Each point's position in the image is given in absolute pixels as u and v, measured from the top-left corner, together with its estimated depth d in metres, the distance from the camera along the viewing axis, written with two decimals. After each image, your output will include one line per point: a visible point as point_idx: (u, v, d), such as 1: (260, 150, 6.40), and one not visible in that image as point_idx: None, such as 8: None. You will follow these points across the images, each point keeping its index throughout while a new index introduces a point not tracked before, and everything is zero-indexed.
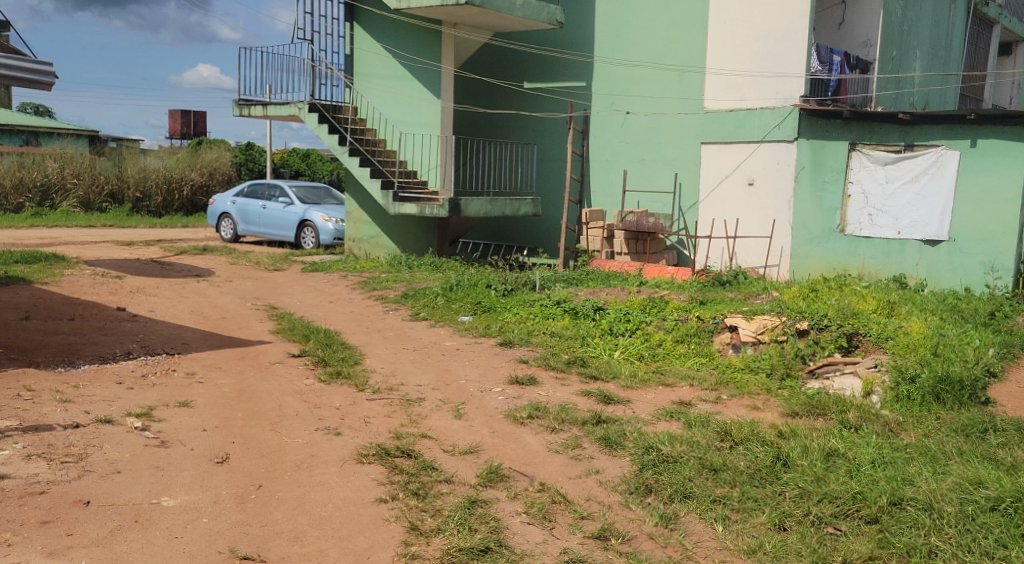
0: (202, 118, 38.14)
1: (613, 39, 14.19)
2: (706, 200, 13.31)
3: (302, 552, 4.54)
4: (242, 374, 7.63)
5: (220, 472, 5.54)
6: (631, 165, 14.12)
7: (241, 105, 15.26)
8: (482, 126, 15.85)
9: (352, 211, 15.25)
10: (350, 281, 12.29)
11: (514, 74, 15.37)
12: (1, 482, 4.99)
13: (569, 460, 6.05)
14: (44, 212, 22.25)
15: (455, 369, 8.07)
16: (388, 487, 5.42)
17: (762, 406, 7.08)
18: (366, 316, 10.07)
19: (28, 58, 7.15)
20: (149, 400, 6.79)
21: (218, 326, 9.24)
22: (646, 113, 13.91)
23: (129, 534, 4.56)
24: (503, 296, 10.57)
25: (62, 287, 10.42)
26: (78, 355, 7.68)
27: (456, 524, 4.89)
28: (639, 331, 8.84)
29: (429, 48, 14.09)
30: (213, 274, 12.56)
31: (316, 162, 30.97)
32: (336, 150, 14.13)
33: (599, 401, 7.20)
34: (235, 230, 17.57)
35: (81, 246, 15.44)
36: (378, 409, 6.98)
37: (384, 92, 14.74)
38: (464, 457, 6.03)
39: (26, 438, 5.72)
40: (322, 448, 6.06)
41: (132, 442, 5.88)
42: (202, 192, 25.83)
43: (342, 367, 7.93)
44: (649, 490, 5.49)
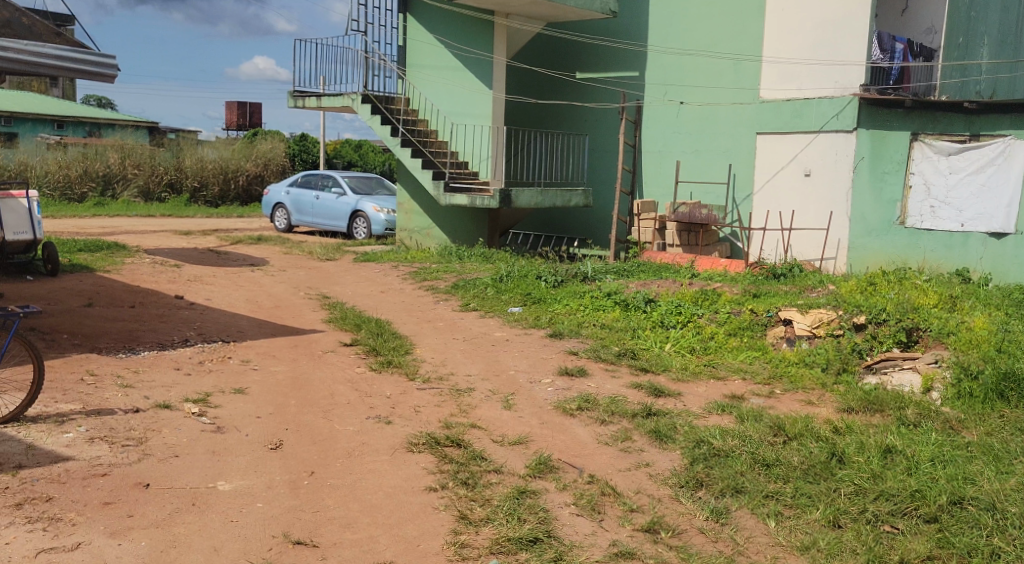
0: (257, 110, 38.79)
1: (666, 29, 14.03)
2: (761, 192, 13.10)
3: (353, 538, 4.59)
4: (295, 362, 7.76)
5: (274, 458, 5.64)
6: (684, 156, 13.96)
7: (296, 97, 15.44)
8: (534, 117, 15.84)
9: (404, 202, 15.34)
10: (401, 271, 12.38)
11: (566, 65, 15.31)
12: (66, 464, 5.15)
13: (619, 452, 6.03)
14: (106, 202, 22.84)
15: (504, 360, 8.08)
16: (438, 476, 5.46)
17: (817, 401, 6.97)
18: (417, 306, 10.15)
19: (91, 50, 7.29)
20: (206, 386, 6.95)
21: (273, 314, 9.39)
22: (699, 104, 13.72)
23: (186, 517, 4.66)
24: (553, 287, 10.55)
25: (123, 275, 10.69)
26: (138, 341, 7.88)
27: (505, 514, 4.90)
28: (691, 323, 8.76)
29: (482, 38, 14.11)
30: (267, 263, 12.77)
31: (368, 153, 31.36)
32: (388, 141, 14.23)
33: (649, 394, 7.14)
34: (290, 221, 17.83)
35: (141, 235, 15.83)
36: (429, 398, 7.03)
37: (436, 83, 14.84)
38: (514, 448, 6.04)
39: (89, 421, 5.89)
40: (373, 436, 6.12)
41: (189, 427, 6.02)
42: (257, 181, 26.20)
43: (392, 356, 8.00)
44: (699, 484, 5.44)
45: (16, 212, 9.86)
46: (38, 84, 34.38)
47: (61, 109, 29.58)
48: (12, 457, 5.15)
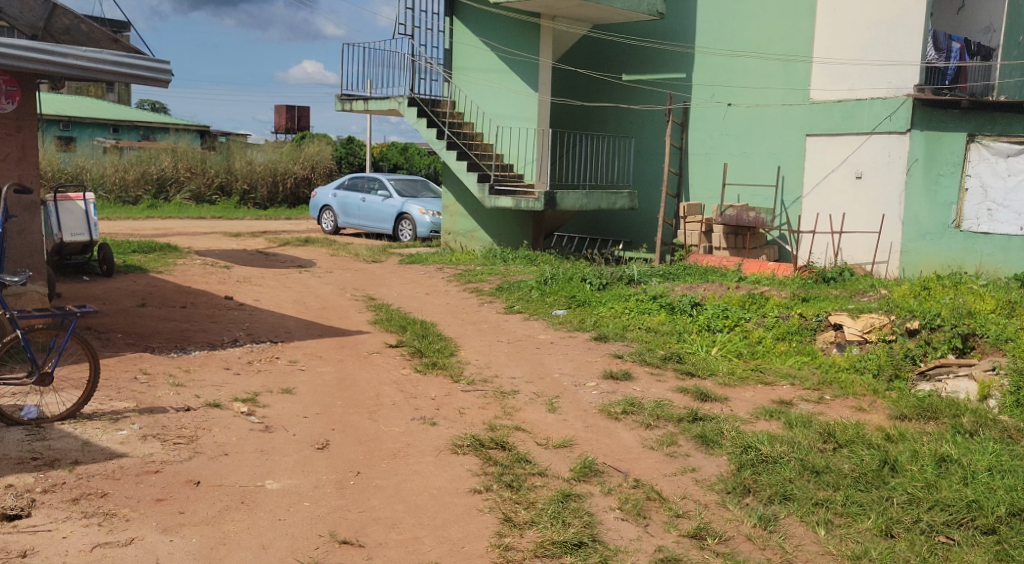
0: (306, 113, 39.36)
1: (714, 29, 13.90)
2: (810, 195, 12.91)
3: (398, 539, 4.62)
4: (342, 362, 7.85)
5: (321, 457, 5.70)
6: (731, 158, 13.81)
7: (343, 100, 15.61)
8: (579, 119, 15.81)
9: (449, 204, 15.42)
10: (446, 273, 12.45)
11: (612, 67, 15.24)
12: (121, 460, 5.27)
13: (665, 456, 5.98)
14: (159, 204, 23.37)
15: (549, 362, 8.08)
16: (482, 478, 5.47)
17: (868, 408, 6.83)
18: (462, 308, 10.19)
19: (146, 56, 7.41)
20: (255, 385, 7.06)
21: (319, 315, 9.51)
22: (748, 105, 13.57)
23: (236, 514, 4.74)
24: (598, 290, 10.51)
25: (175, 275, 10.91)
26: (189, 341, 8.03)
27: (549, 517, 4.89)
28: (738, 327, 8.67)
29: (528, 40, 14.13)
30: (314, 265, 12.94)
31: (414, 156, 31.50)
32: (434, 143, 14.31)
33: (695, 398, 7.07)
34: (336, 223, 18.04)
35: (192, 236, 16.15)
36: (473, 400, 7.05)
37: (482, 86, 14.90)
38: (559, 451, 6.03)
39: (142, 419, 6.02)
40: (418, 437, 6.16)
41: (239, 426, 6.11)
42: (305, 184, 26.50)
43: (437, 358, 8.04)
44: (747, 490, 5.38)
45: (74, 214, 10.11)
46: (95, 88, 35.30)
47: (116, 113, 30.34)
48: (68, 453, 5.28)
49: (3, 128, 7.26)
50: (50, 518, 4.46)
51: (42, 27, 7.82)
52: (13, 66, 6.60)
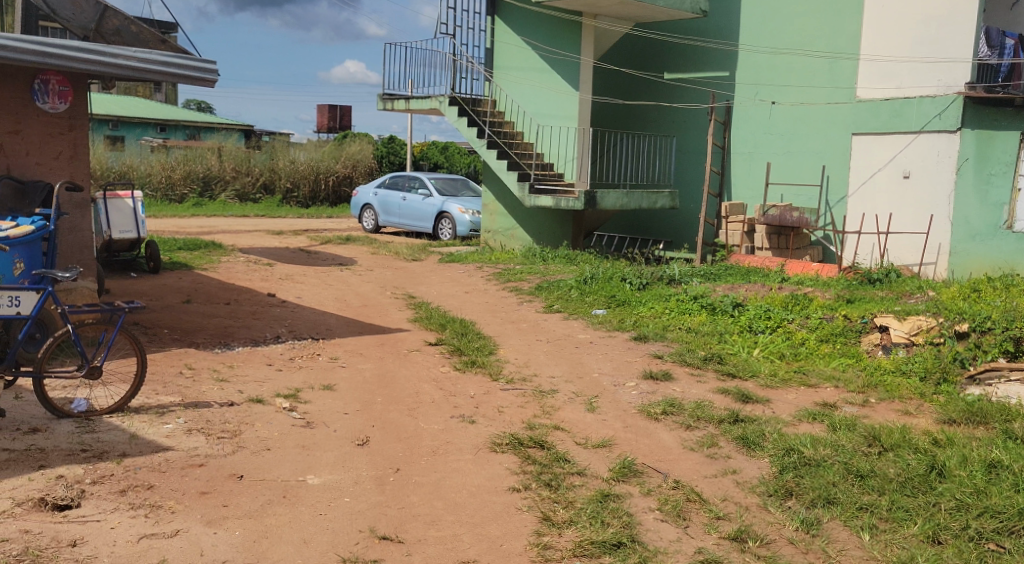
0: (348, 113, 39.72)
1: (757, 27, 13.76)
2: (856, 195, 12.72)
3: (437, 535, 4.64)
4: (381, 360, 7.90)
5: (360, 454, 5.74)
6: (775, 158, 13.65)
7: (385, 100, 15.70)
8: (619, 118, 15.77)
9: (489, 203, 15.46)
10: (485, 272, 12.47)
11: (653, 65, 15.15)
12: (166, 454, 5.37)
13: (705, 458, 5.93)
14: (204, 202, 23.82)
15: (588, 362, 8.06)
16: (521, 477, 5.47)
17: (915, 412, 6.70)
18: (501, 307, 10.21)
19: (193, 57, 7.52)
20: (296, 382, 7.13)
21: (360, 313, 9.59)
22: (792, 104, 13.39)
23: (278, 509, 4.80)
24: (638, 290, 10.45)
25: (219, 272, 11.08)
26: (233, 337, 8.14)
27: (588, 517, 4.88)
28: (780, 329, 8.58)
29: (570, 39, 14.11)
30: (355, 263, 13.06)
31: (454, 155, 31.56)
32: (474, 142, 14.37)
33: (736, 400, 7.01)
34: (376, 221, 18.17)
35: (236, 234, 16.40)
36: (512, 399, 7.06)
37: (522, 85, 14.93)
38: (597, 450, 6.01)
39: (187, 413, 6.13)
40: (457, 435, 6.19)
41: (280, 422, 6.19)
42: (347, 182, 26.69)
43: (476, 356, 8.06)
44: (789, 493, 5.32)
45: (122, 212, 10.29)
46: (142, 88, 35.98)
47: (163, 113, 30.94)
48: (116, 445, 5.39)
49: (56, 127, 7.43)
50: (99, 508, 4.56)
51: (93, 28, 7.99)
52: (64, 66, 6.77)
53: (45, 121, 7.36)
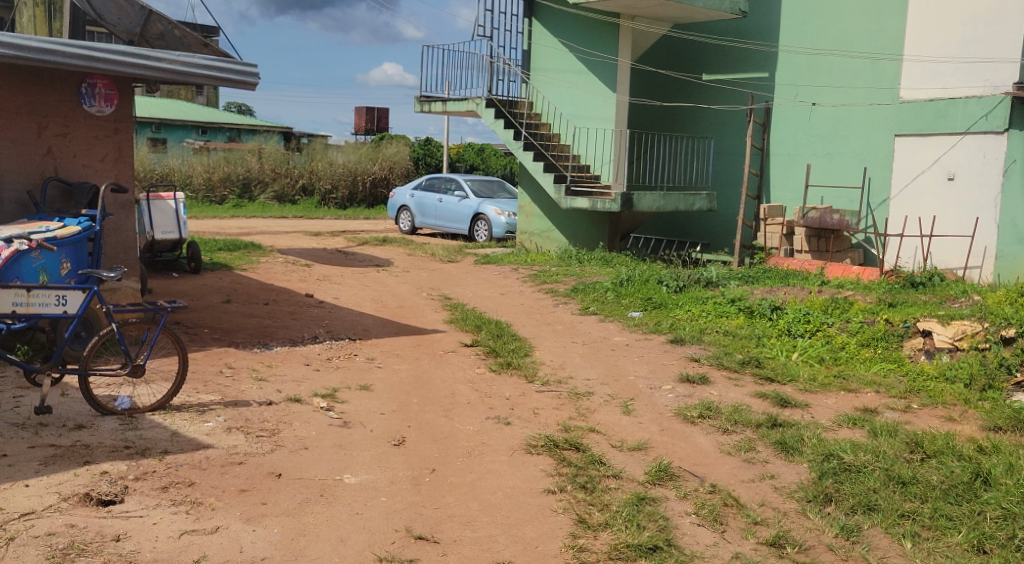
0: (385, 114, 40.02)
1: (797, 27, 13.62)
2: (898, 197, 12.53)
3: (473, 536, 4.65)
4: (418, 361, 7.95)
5: (397, 454, 5.78)
6: (815, 159, 13.50)
7: (423, 102, 15.78)
8: (657, 120, 15.72)
9: (525, 204, 15.50)
10: (521, 273, 12.50)
11: (691, 66, 15.06)
12: (207, 451, 5.45)
13: (743, 462, 5.88)
14: (244, 203, 24.17)
15: (624, 365, 8.03)
16: (557, 478, 5.47)
17: (959, 418, 6.59)
18: (537, 308, 10.21)
19: (234, 59, 7.59)
20: (334, 381, 7.20)
21: (396, 314, 9.65)
22: (833, 104, 13.23)
23: (316, 507, 4.85)
24: (675, 292, 10.40)
25: (258, 273, 11.24)
26: (272, 337, 8.24)
27: (624, 520, 4.86)
28: (820, 333, 8.49)
29: (608, 41, 14.09)
30: (391, 264, 13.16)
31: (490, 157, 31.62)
32: (511, 144, 14.42)
33: (775, 404, 6.94)
34: (413, 223, 18.27)
35: (274, 235, 16.60)
36: (547, 401, 7.06)
37: (560, 87, 14.98)
38: (633, 453, 5.99)
39: (227, 411, 6.22)
40: (492, 436, 6.20)
41: (318, 421, 6.25)
42: (384, 184, 26.87)
43: (512, 358, 8.08)
44: (828, 499, 5.25)
45: (165, 212, 10.47)
46: (185, 91, 36.67)
47: (205, 115, 31.46)
48: (158, 443, 5.49)
49: (102, 130, 7.60)
50: (141, 504, 4.64)
51: (138, 32, 8.16)
52: (109, 70, 6.91)
53: (91, 124, 7.53)
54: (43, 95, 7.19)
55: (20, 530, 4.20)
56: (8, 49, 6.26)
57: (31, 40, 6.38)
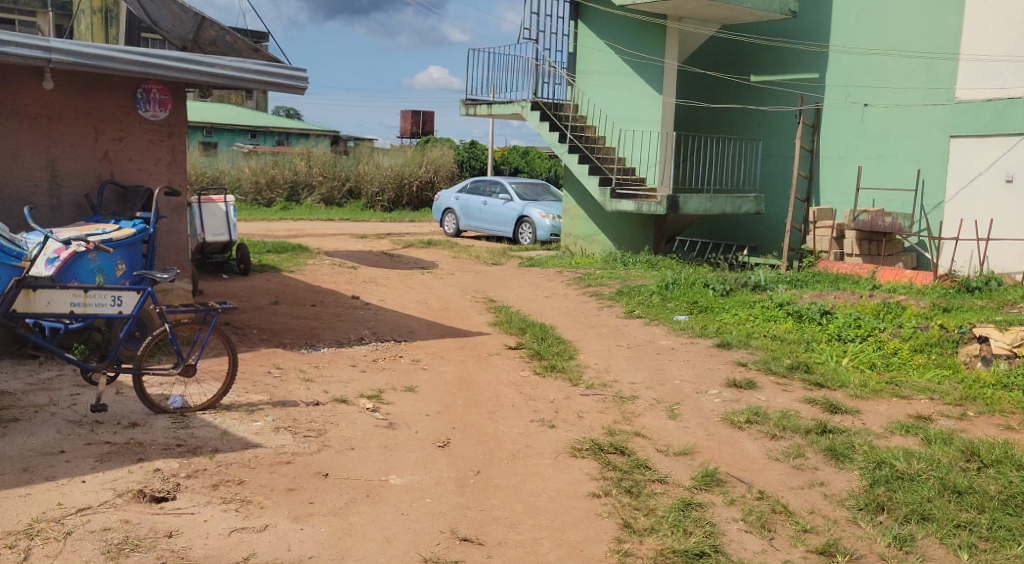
0: (430, 118, 40.28)
1: (848, 28, 13.42)
2: (954, 200, 12.25)
3: (518, 539, 4.65)
4: (463, 363, 7.98)
5: (442, 455, 5.81)
6: (867, 161, 13.27)
7: (468, 105, 15.87)
8: (703, 122, 15.59)
9: (570, 208, 15.57)
10: (566, 276, 12.50)
11: (739, 68, 14.90)
12: (256, 450, 5.53)
13: (792, 469, 5.79)
14: (291, 206, 24.51)
15: (669, 369, 7.97)
16: (601, 482, 5.44)
17: (1017, 427, 6.42)
18: (581, 311, 10.19)
19: (285, 64, 7.69)
20: (379, 383, 7.26)
21: (442, 316, 9.70)
22: (886, 105, 13.00)
23: (362, 507, 4.89)
24: (721, 296, 10.30)
25: (306, 275, 11.39)
26: (319, 338, 8.35)
27: (670, 525, 4.82)
28: (871, 338, 8.33)
29: (654, 43, 14.01)
30: (436, 267, 13.22)
31: (534, 160, 31.60)
32: (556, 147, 14.46)
33: (824, 410, 6.83)
34: (457, 225, 18.35)
35: (321, 238, 16.80)
36: (592, 404, 7.04)
37: (606, 88, 14.97)
38: (679, 458, 5.94)
39: (276, 411, 6.31)
40: (537, 439, 6.20)
41: (364, 422, 6.31)
42: (429, 187, 27.02)
43: (556, 361, 8.07)
44: (881, 508, 5.15)
45: (216, 215, 10.66)
46: (235, 96, 37.39)
47: (255, 120, 31.98)
48: (209, 441, 5.58)
49: (156, 135, 7.74)
50: (193, 501, 4.72)
51: (191, 39, 8.34)
52: (164, 76, 7.09)
53: (146, 129, 7.67)
54: (100, 100, 7.38)
55: (77, 524, 4.31)
56: (69, 56, 6.46)
57: (90, 47, 6.59)
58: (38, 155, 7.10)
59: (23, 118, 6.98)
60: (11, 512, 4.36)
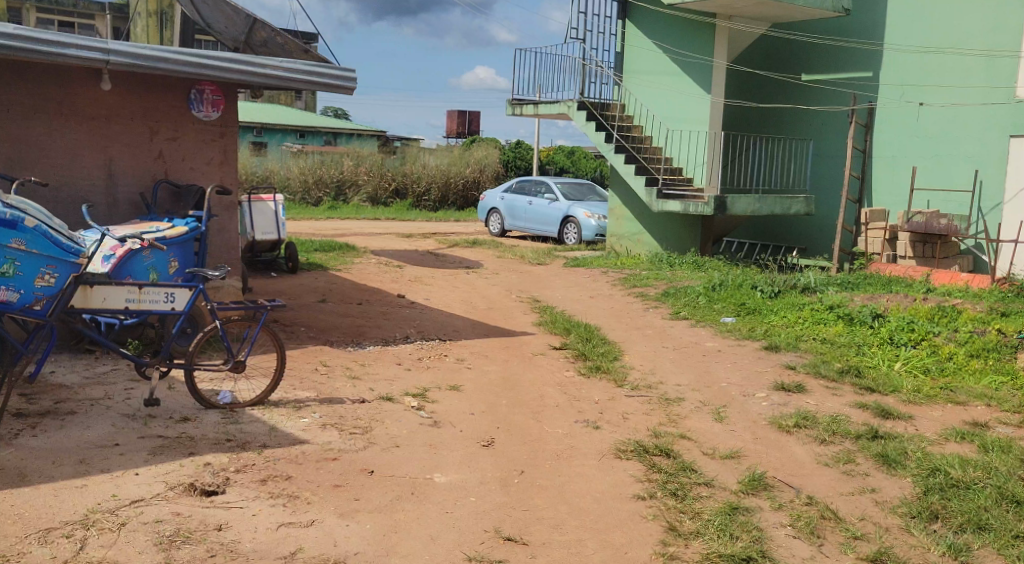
0: (477, 118, 40.40)
1: (904, 25, 13.15)
2: (1013, 201, 11.93)
3: (562, 539, 4.63)
4: (507, 362, 7.99)
5: (486, 454, 5.82)
6: (922, 162, 12.99)
7: (513, 105, 15.88)
8: (752, 121, 15.41)
9: (616, 208, 15.52)
10: (611, 277, 12.44)
11: (790, 67, 14.69)
12: (303, 446, 5.59)
13: (841, 475, 5.69)
14: (339, 205, 24.77)
15: (716, 371, 7.88)
16: (647, 485, 5.41)
17: None
18: (627, 313, 10.12)
19: (334, 66, 7.75)
20: (424, 381, 7.30)
21: (486, 316, 9.72)
22: (943, 105, 12.72)
23: (406, 505, 4.91)
24: (770, 298, 10.16)
25: (352, 273, 11.51)
26: (365, 336, 8.41)
27: (716, 529, 4.76)
28: (925, 342, 8.15)
29: (703, 41, 13.88)
30: (481, 266, 13.24)
31: (580, 160, 31.54)
32: (603, 147, 14.45)
33: (876, 415, 6.70)
34: (502, 225, 18.38)
35: (368, 237, 16.95)
36: (637, 406, 6.99)
37: (654, 88, 14.88)
38: (725, 461, 5.87)
39: (322, 408, 6.37)
40: (581, 440, 6.18)
41: (409, 420, 6.35)
42: (475, 187, 27.14)
43: (601, 361, 8.02)
44: (935, 516, 5.03)
45: (265, 214, 10.81)
46: (285, 97, 37.97)
47: (303, 120, 32.40)
48: (258, 437, 5.67)
49: (209, 134, 7.87)
50: (242, 495, 4.79)
51: (244, 40, 8.47)
52: (218, 77, 7.22)
53: (199, 129, 7.81)
54: (156, 101, 7.53)
55: (131, 516, 4.40)
56: (126, 58, 6.61)
57: (147, 49, 6.73)
58: (97, 155, 7.29)
59: (82, 119, 7.16)
60: (68, 502, 4.48)
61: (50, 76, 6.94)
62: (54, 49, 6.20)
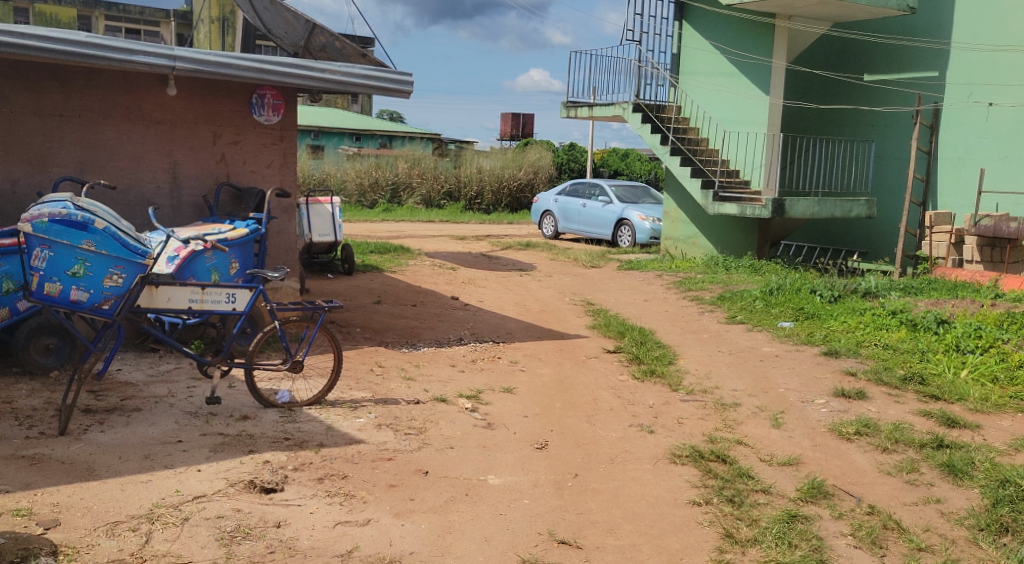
0: (529, 121, 40.41)
1: (972, 23, 12.81)
2: None
3: (617, 544, 4.60)
4: (561, 365, 7.98)
5: (540, 457, 5.81)
6: (990, 164, 12.62)
7: (569, 107, 15.88)
8: (811, 123, 15.16)
9: (671, 210, 15.41)
10: (665, 280, 12.33)
11: (851, 66, 14.42)
12: (359, 446, 5.65)
13: (904, 484, 5.55)
14: (392, 207, 25.00)
15: (773, 376, 7.76)
16: (702, 490, 5.35)
17: None
18: (682, 316, 10.03)
19: (390, 69, 7.82)
20: (478, 383, 7.32)
21: (540, 318, 9.71)
22: (1013, 104, 12.39)
23: (461, 506, 4.93)
24: (829, 303, 9.97)
25: (407, 275, 11.60)
26: (419, 338, 8.48)
27: (774, 537, 4.68)
28: (993, 349, 7.92)
29: (761, 41, 13.69)
30: (534, 269, 13.25)
31: (633, 162, 31.38)
32: (658, 149, 14.37)
33: (941, 423, 6.53)
34: (555, 228, 18.37)
35: (422, 239, 17.08)
36: (692, 410, 6.92)
37: (711, 89, 14.74)
38: (783, 468, 5.77)
39: (378, 408, 6.44)
40: (636, 444, 6.14)
41: (463, 421, 6.37)
42: (527, 189, 27.21)
43: (656, 365, 7.96)
44: (1005, 529, 4.89)
45: (323, 216, 10.96)
46: (341, 101, 38.49)
47: (358, 123, 32.77)
48: (315, 436, 5.75)
49: (269, 138, 8.02)
50: (300, 494, 4.86)
51: (303, 45, 8.59)
52: (280, 81, 7.34)
53: (260, 133, 7.96)
54: (219, 105, 7.69)
55: (193, 511, 4.49)
56: (192, 64, 6.75)
57: (211, 55, 6.84)
58: (162, 158, 7.47)
59: (148, 123, 7.35)
60: (134, 496, 4.59)
61: (118, 82, 7.15)
62: (123, 56, 6.39)
